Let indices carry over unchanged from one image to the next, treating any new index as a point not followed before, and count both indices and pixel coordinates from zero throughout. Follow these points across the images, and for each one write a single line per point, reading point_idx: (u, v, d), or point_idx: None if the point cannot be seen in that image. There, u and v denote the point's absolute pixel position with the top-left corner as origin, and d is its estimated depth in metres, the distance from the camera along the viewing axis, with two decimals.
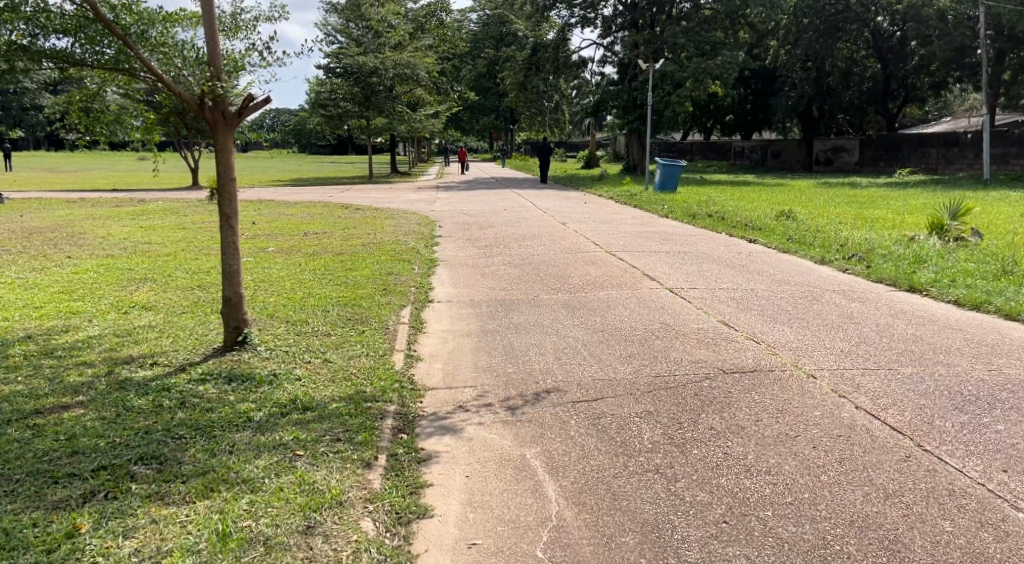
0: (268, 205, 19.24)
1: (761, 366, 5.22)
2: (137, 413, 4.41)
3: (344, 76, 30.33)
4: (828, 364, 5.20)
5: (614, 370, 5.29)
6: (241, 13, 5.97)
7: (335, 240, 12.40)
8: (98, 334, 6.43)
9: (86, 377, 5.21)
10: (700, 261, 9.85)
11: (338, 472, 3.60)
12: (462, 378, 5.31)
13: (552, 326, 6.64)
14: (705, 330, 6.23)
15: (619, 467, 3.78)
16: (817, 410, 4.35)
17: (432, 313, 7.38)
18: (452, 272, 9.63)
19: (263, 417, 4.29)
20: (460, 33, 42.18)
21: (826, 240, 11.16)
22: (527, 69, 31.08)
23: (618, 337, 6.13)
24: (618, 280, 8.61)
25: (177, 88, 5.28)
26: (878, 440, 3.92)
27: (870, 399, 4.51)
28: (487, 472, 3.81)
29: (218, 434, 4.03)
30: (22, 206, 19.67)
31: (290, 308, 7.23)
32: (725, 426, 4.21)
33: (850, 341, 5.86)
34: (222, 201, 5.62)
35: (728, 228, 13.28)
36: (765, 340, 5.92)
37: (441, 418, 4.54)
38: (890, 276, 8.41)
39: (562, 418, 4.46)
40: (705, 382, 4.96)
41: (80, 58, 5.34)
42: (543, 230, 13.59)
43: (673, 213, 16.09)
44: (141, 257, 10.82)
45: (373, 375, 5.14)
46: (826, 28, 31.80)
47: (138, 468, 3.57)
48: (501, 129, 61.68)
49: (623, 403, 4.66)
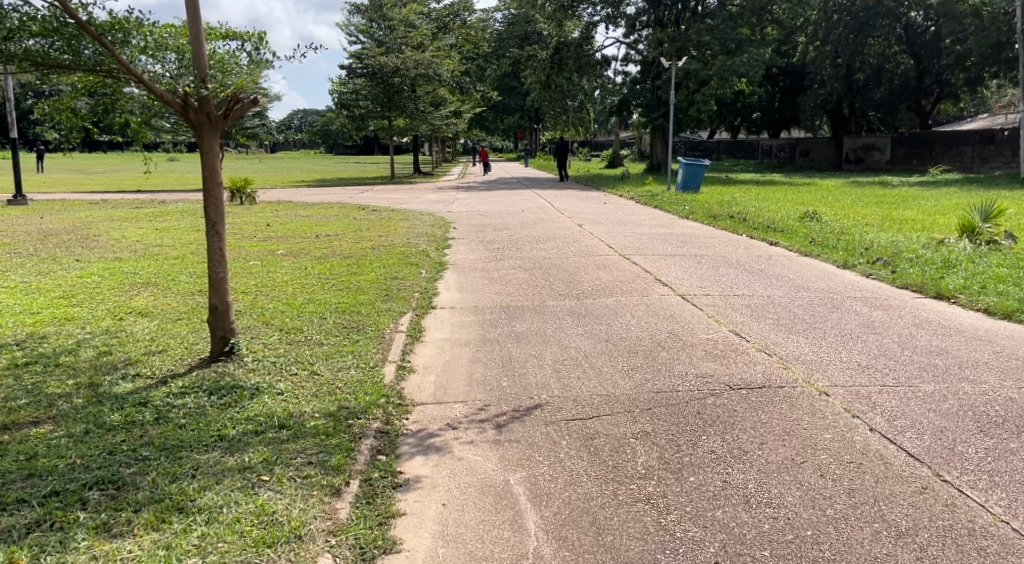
0: (286, 206, 19.10)
1: (771, 382, 4.88)
2: (108, 430, 4.22)
3: (367, 76, 30.19)
4: (843, 381, 4.85)
5: (613, 385, 5.00)
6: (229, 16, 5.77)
7: (346, 242, 12.18)
8: (88, 341, 6.24)
9: (65, 389, 4.99)
10: (716, 265, 9.52)
11: (302, 501, 3.36)
12: (454, 393, 5.05)
13: (554, 336, 6.35)
14: (713, 341, 5.92)
15: (608, 496, 3.49)
16: (828, 432, 4.02)
17: (433, 320, 7.12)
18: (460, 277, 9.38)
19: (237, 435, 4.08)
20: (484, 32, 41.90)
21: (850, 243, 10.74)
22: (549, 68, 30.73)
23: (623, 348, 5.84)
24: (629, 285, 8.31)
25: (159, 90, 5.14)
26: (892, 468, 3.58)
27: (887, 420, 4.17)
28: (466, 499, 3.55)
29: (184, 455, 3.81)
30: (43, 208, 19.76)
31: (287, 315, 7.01)
32: (726, 449, 3.91)
33: (868, 354, 5.50)
34: (208, 206, 5.43)
35: (749, 229, 12.93)
36: (777, 352, 5.59)
37: (424, 438, 4.26)
38: (915, 282, 8.02)
39: (553, 439, 4.18)
40: (709, 399, 4.65)
41: (58, 60, 5.14)
42: (558, 232, 13.33)
43: (694, 213, 15.73)
44: (149, 260, 10.70)
45: (359, 390, 4.90)
46: (856, 24, 31.11)
47: (92, 494, 3.37)
48: (526, 128, 61.43)
49: (620, 422, 4.37)
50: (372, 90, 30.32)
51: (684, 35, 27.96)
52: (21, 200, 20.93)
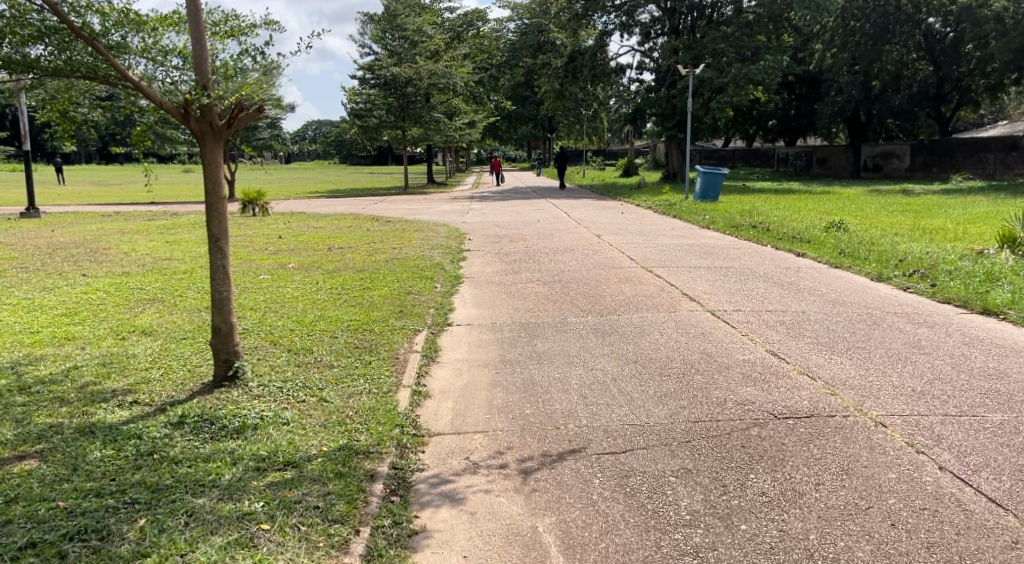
0: (298, 218, 18.83)
1: (820, 411, 4.46)
2: (96, 467, 3.87)
3: (381, 86, 29.98)
4: (899, 409, 4.43)
5: (647, 414, 4.59)
6: (237, 15, 5.43)
7: (358, 255, 11.84)
8: (86, 365, 5.89)
9: (56, 418, 4.66)
10: (744, 278, 9.11)
11: (306, 557, 3.03)
12: (473, 422, 4.66)
13: (579, 356, 5.96)
14: (751, 363, 5.50)
15: (651, 549, 3.13)
16: (892, 471, 3.63)
17: (449, 338, 6.75)
18: (477, 291, 9.02)
19: (235, 475, 3.72)
20: (498, 41, 41.69)
21: (882, 254, 10.29)
22: (563, 76, 30.58)
23: (653, 371, 5.44)
24: (654, 300, 7.89)
25: (157, 97, 4.81)
26: (974, 518, 3.21)
27: (957, 456, 3.78)
28: (491, 551, 3.19)
29: (178, 497, 3.46)
30: (57, 221, 19.61)
31: (297, 334, 6.65)
32: (779, 491, 3.53)
33: (921, 378, 5.05)
34: (211, 220, 5.09)
35: (774, 240, 12.48)
36: (821, 375, 5.15)
37: (442, 478, 3.86)
38: (959, 296, 7.57)
39: (584, 477, 3.79)
40: (753, 430, 4.23)
41: (52, 66, 4.80)
42: (575, 243, 12.96)
43: (715, 223, 15.32)
44: (156, 275, 10.40)
45: (371, 419, 4.53)
46: (876, 31, 30.49)
47: (73, 547, 3.04)
48: (540, 138, 61.10)
49: (657, 457, 3.97)
50: (385, 100, 30.09)
51: (700, 43, 27.41)
52: (35, 213, 20.83)
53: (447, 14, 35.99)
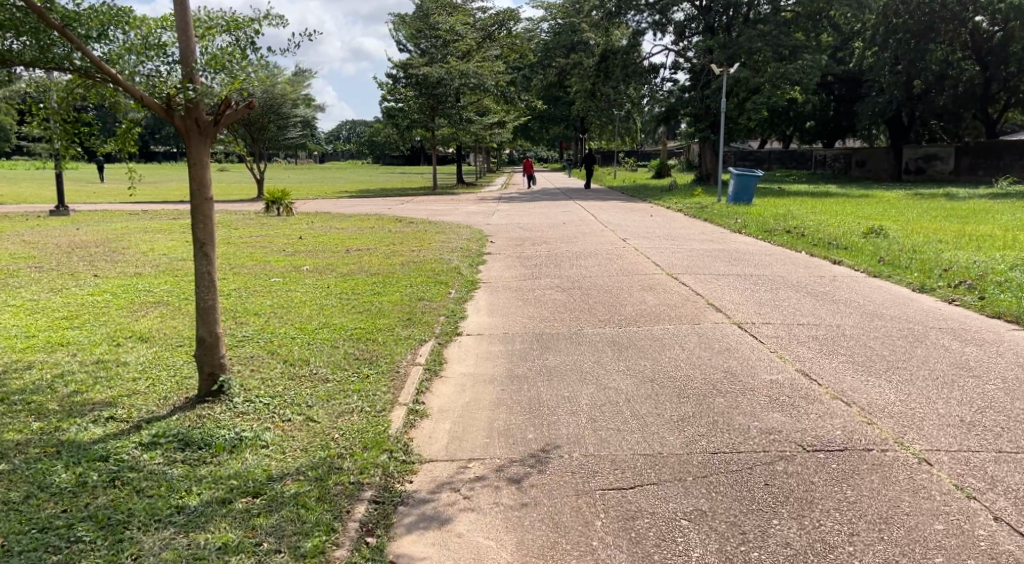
0: (320, 219, 18.42)
1: (854, 444, 3.98)
2: (51, 496, 3.53)
3: (411, 87, 29.74)
4: (945, 444, 3.94)
5: (660, 443, 4.13)
6: None
7: (376, 257, 11.51)
8: (71, 373, 5.60)
9: (26, 435, 4.35)
10: (775, 288, 8.58)
11: None
12: (469, 447, 4.25)
13: (592, 373, 5.52)
14: (779, 385, 5.02)
15: None
16: (939, 522, 3.19)
17: (456, 350, 6.35)
18: (493, 296, 8.67)
19: (197, 506, 3.39)
20: (530, 42, 41.22)
21: (925, 262, 9.72)
22: (595, 76, 30.04)
23: (670, 391, 4.98)
24: (677, 311, 7.42)
25: (139, 92, 4.45)
26: None
27: (1015, 504, 3.31)
28: None
29: (128, 537, 3.14)
30: (84, 219, 19.54)
31: (296, 343, 6.32)
32: (806, 544, 3.09)
33: (970, 406, 4.53)
34: (197, 224, 4.73)
35: (809, 245, 11.91)
36: (857, 401, 4.66)
37: (426, 514, 3.48)
38: (1011, 310, 6.99)
39: (585, 518, 3.38)
40: (778, 465, 3.77)
41: (32, 57, 4.50)
42: (601, 247, 12.50)
43: (747, 228, 14.69)
44: (166, 277, 10.12)
45: (357, 441, 4.17)
46: (920, 29, 29.60)
47: None
48: (572, 140, 60.57)
49: (669, 495, 3.53)
50: (415, 100, 29.78)
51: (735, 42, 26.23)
52: (63, 211, 20.84)
53: (479, 14, 35.67)
